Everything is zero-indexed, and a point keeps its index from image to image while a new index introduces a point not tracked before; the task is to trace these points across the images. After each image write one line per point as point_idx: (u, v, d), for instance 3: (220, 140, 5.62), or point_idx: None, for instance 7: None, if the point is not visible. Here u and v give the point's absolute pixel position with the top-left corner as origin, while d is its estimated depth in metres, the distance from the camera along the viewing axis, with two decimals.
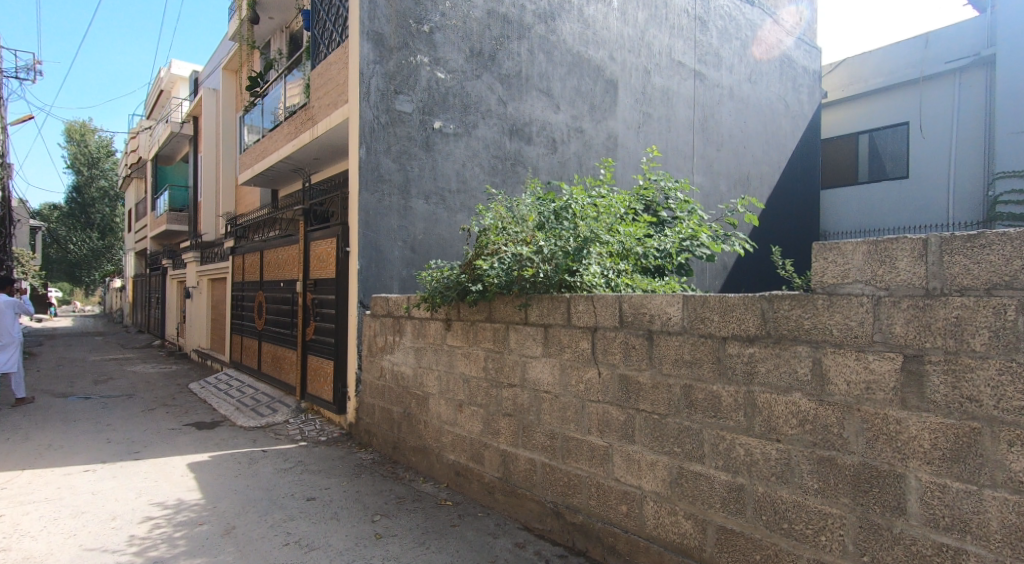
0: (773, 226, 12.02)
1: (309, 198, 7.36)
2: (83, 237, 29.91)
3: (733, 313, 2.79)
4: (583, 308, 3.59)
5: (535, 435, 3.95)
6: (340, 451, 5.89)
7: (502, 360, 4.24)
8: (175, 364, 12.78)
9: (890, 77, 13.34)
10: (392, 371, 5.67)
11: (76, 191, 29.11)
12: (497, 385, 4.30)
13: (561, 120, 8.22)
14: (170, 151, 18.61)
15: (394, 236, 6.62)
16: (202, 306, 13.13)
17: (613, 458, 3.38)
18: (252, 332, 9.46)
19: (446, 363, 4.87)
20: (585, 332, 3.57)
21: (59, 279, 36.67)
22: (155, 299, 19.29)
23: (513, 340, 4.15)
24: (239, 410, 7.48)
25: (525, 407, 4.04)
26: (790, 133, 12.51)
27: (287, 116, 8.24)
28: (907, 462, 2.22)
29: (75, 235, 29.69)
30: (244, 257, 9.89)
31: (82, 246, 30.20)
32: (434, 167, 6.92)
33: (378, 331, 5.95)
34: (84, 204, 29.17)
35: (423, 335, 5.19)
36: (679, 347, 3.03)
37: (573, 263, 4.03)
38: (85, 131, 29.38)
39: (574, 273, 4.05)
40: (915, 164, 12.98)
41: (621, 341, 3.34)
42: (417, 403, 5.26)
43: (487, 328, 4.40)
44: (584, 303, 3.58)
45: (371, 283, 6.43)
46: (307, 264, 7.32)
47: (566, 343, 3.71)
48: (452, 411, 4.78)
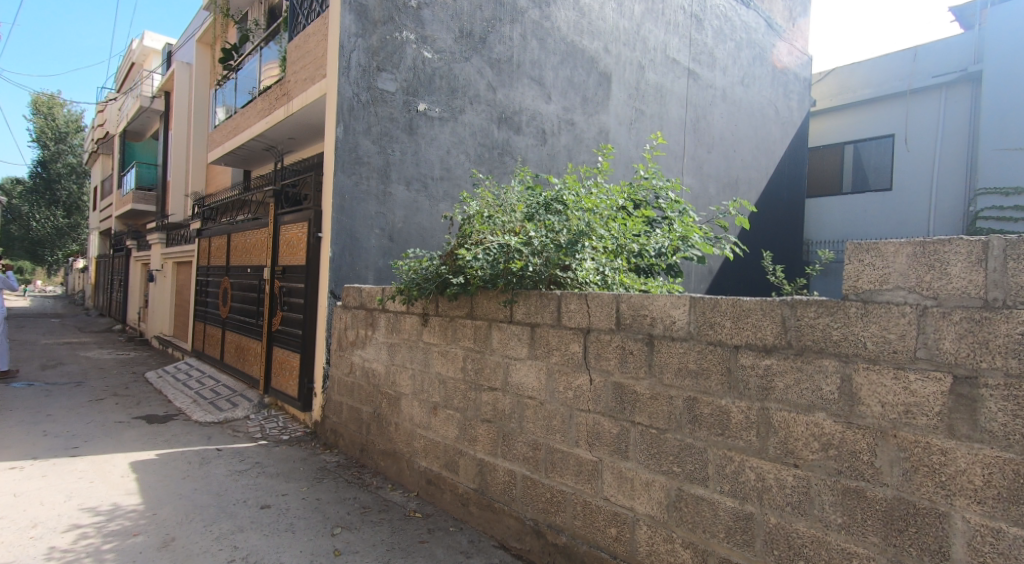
0: (759, 235, 11.83)
1: (280, 180, 6.93)
2: (46, 214, 28.79)
3: (749, 319, 2.46)
4: (575, 306, 3.25)
5: (516, 445, 3.62)
6: (302, 452, 5.50)
7: (483, 361, 3.90)
8: (134, 351, 12.22)
9: (878, 89, 13.25)
10: (363, 367, 5.29)
11: (41, 166, 27.95)
12: (476, 388, 3.96)
13: (552, 110, 7.90)
14: (139, 125, 17.91)
15: (371, 223, 6.22)
16: (165, 290, 12.69)
17: (603, 475, 3.05)
18: (215, 320, 8.99)
19: (421, 361, 4.51)
20: (577, 334, 3.23)
21: (19, 258, 35.44)
22: (117, 281, 18.56)
23: (496, 339, 3.80)
24: (196, 403, 7.05)
25: (506, 413, 3.71)
26: (779, 139, 12.35)
27: (261, 93, 7.78)
28: (952, 500, 1.93)
29: (38, 212, 28.52)
30: (210, 240, 9.40)
31: (45, 224, 29.13)
32: (416, 152, 6.53)
33: (349, 324, 5.55)
34: (49, 180, 28.07)
35: (398, 330, 4.83)
36: (683, 355, 2.70)
37: (565, 258, 3.68)
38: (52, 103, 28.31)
39: (566, 269, 3.71)
40: (899, 177, 12.91)
41: (617, 346, 3.01)
42: (389, 403, 4.89)
43: (468, 325, 4.04)
44: (577, 302, 3.24)
45: (343, 273, 6.04)
46: (276, 250, 6.88)
47: (554, 345, 3.37)
48: (426, 413, 4.43)
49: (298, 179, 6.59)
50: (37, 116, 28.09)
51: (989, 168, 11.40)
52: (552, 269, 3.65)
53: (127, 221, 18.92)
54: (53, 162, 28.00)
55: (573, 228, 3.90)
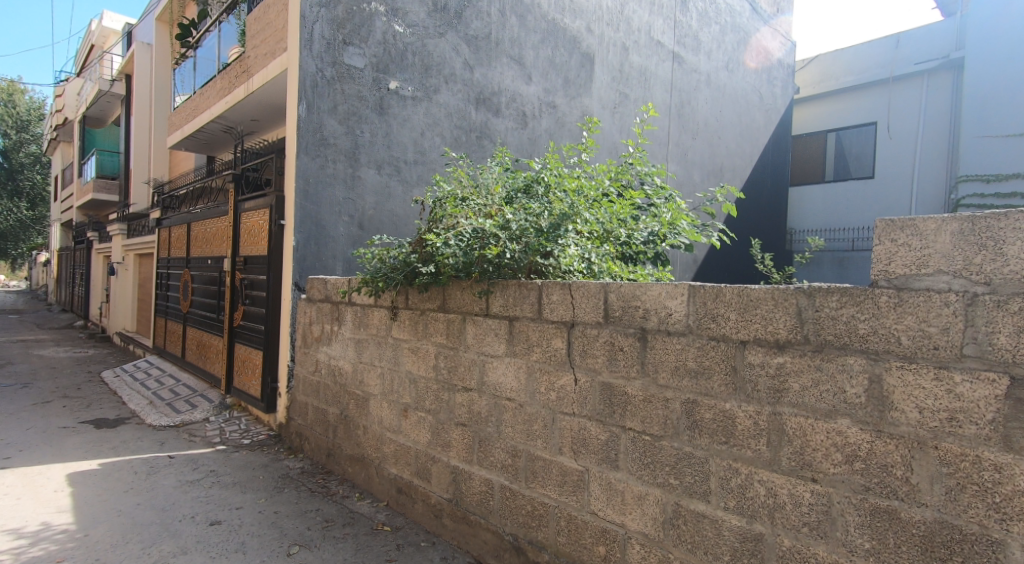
0: (744, 223, 11.65)
1: (241, 165, 6.50)
2: (10, 207, 27.45)
3: (758, 311, 2.12)
4: (558, 296, 2.90)
5: (492, 451, 3.28)
6: (264, 458, 5.12)
7: (456, 359, 3.54)
8: (94, 349, 11.72)
9: (860, 76, 13.06)
10: (328, 365, 4.92)
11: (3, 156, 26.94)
12: (449, 388, 3.61)
13: (533, 92, 7.53)
14: (101, 110, 17.16)
15: (338, 210, 5.81)
16: (128, 284, 12.19)
17: (590, 486, 2.72)
18: (176, 316, 8.57)
19: (390, 359, 4.15)
20: (560, 329, 2.88)
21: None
22: (80, 274, 17.93)
23: (470, 335, 3.44)
24: (152, 406, 6.73)
25: (481, 416, 3.37)
26: (763, 126, 12.11)
27: (222, 72, 7.31)
28: (1008, 525, 1.61)
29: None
30: (171, 231, 8.93)
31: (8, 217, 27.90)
32: (388, 133, 6.12)
33: (314, 319, 5.15)
34: (13, 170, 26.95)
35: (365, 324, 4.45)
36: (681, 352, 2.36)
37: (547, 243, 3.32)
38: (14, 90, 27.37)
39: (548, 255, 3.35)
40: (882, 165, 12.73)
41: (605, 341, 2.67)
42: (356, 404, 4.53)
43: (440, 318, 3.68)
44: (559, 292, 2.89)
45: (308, 264, 5.64)
46: (237, 239, 6.44)
47: (535, 341, 3.02)
48: (396, 416, 4.08)
49: (259, 163, 6.16)
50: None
51: (970, 155, 11.24)
52: (532, 255, 3.29)
53: (89, 211, 18.16)
54: (15, 151, 26.95)
55: (555, 211, 3.54)
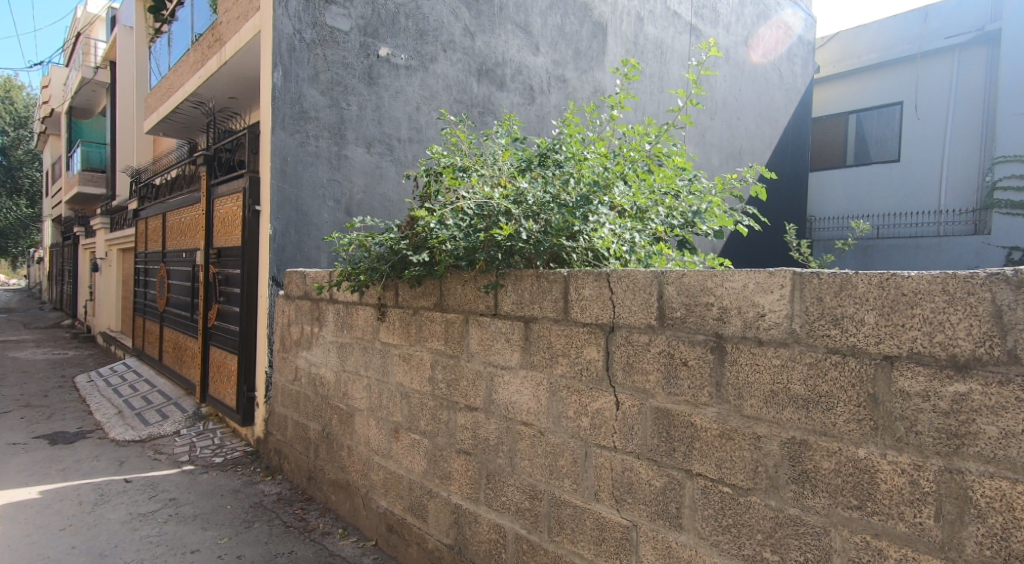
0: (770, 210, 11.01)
1: (213, 145, 5.75)
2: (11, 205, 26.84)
3: (918, 310, 1.38)
4: (593, 291, 2.15)
5: (504, 491, 2.56)
6: (235, 481, 4.40)
7: (458, 370, 2.81)
8: (76, 351, 11.05)
9: (885, 53, 12.07)
10: (309, 373, 4.20)
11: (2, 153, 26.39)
12: (449, 407, 2.88)
13: (540, 64, 6.77)
14: (85, 99, 16.45)
15: (323, 194, 5.07)
16: (111, 280, 11.49)
17: (639, 549, 1.98)
18: (153, 314, 7.86)
19: (378, 369, 3.42)
20: (594, 334, 2.14)
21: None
22: (69, 272, 17.25)
23: (475, 340, 2.71)
24: (119, 417, 6.03)
25: (490, 444, 2.64)
26: (783, 107, 11.28)
27: (195, 44, 6.56)
28: None
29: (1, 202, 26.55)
30: (147, 222, 8.20)
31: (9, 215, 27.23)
32: (378, 107, 5.36)
33: (293, 319, 4.43)
34: (12, 168, 26.37)
35: (348, 325, 3.72)
36: (782, 371, 1.59)
37: (574, 222, 2.56)
38: (11, 86, 26.84)
39: (576, 237, 2.60)
40: (908, 146, 11.81)
41: (660, 354, 1.91)
42: (340, 421, 3.81)
43: (437, 318, 2.95)
44: (593, 285, 2.15)
45: (287, 255, 4.91)
46: (210, 229, 5.72)
47: (560, 350, 2.28)
48: (386, 437, 3.36)
49: (232, 141, 5.41)
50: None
51: (1007, 135, 10.37)
52: (556, 236, 2.54)
53: (76, 206, 17.46)
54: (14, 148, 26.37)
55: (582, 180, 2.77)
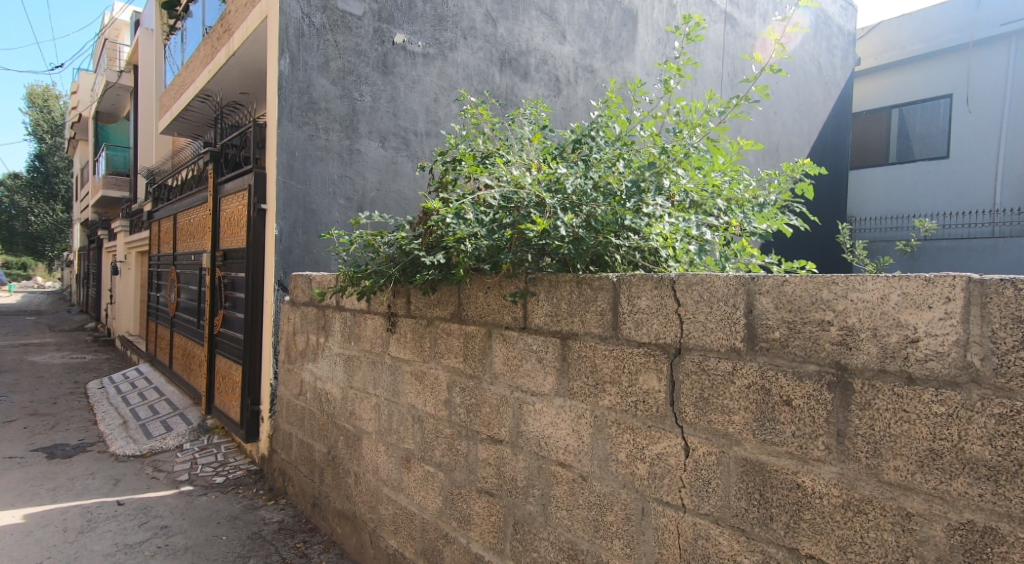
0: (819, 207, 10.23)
1: (220, 141, 5.37)
2: (46, 210, 27.34)
3: None
4: (653, 303, 1.66)
5: (533, 545, 2.09)
6: (235, 506, 3.99)
7: (480, 393, 2.35)
8: (94, 355, 10.86)
9: (931, 44, 10.61)
10: (314, 388, 3.77)
11: (38, 160, 26.81)
12: (468, 437, 2.42)
13: (567, 53, 6.26)
14: (110, 104, 16.42)
15: (333, 191, 4.65)
16: (130, 283, 11.28)
17: None
18: (165, 319, 7.56)
19: (387, 387, 2.98)
20: (652, 358, 1.66)
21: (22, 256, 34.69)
22: (93, 276, 17.23)
23: (500, 359, 2.24)
24: (124, 428, 5.70)
25: (518, 486, 2.17)
26: (824, 102, 10.42)
27: (205, 37, 6.23)
28: None
29: (36, 207, 27.04)
30: (160, 224, 7.92)
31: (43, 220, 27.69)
32: (394, 98, 4.93)
33: (298, 328, 4.01)
34: (48, 174, 26.83)
35: (356, 336, 3.29)
36: (954, 425, 1.10)
37: (624, 214, 2.04)
38: (49, 95, 27.54)
39: (629, 234, 2.09)
40: (958, 140, 10.36)
41: (751, 391, 1.41)
42: (346, 443, 3.38)
43: (454, 331, 2.49)
44: (650, 297, 1.67)
45: (294, 258, 4.50)
46: (216, 230, 5.35)
47: (607, 376, 1.80)
48: (396, 467, 2.91)
49: (239, 135, 5.03)
50: (33, 110, 27.15)
51: None
52: (602, 232, 2.04)
53: (101, 210, 17.49)
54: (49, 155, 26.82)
55: (634, 164, 2.25)
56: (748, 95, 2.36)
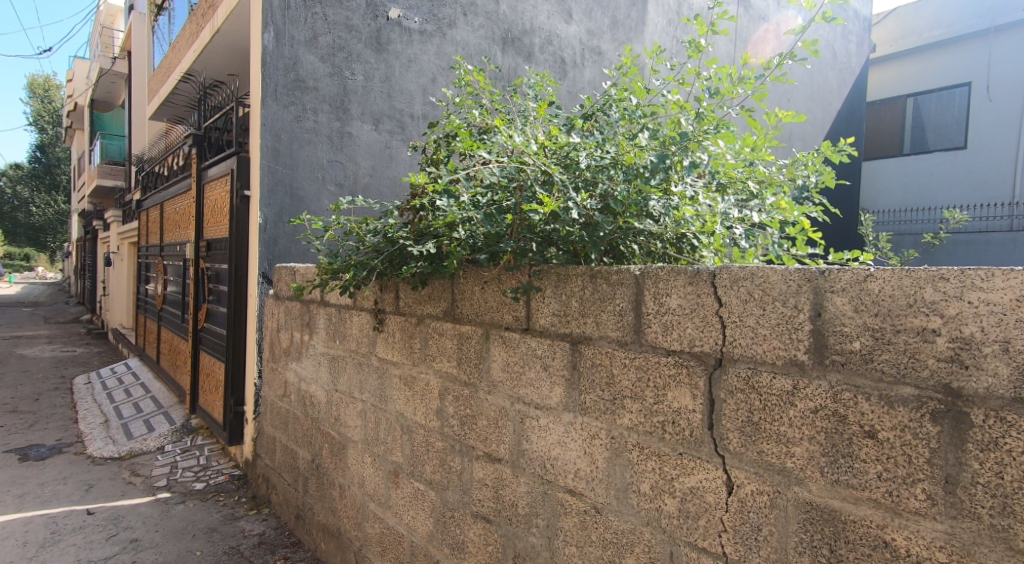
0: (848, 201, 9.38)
1: (204, 123, 5.04)
2: (47, 201, 27.11)
3: None
4: (690, 304, 1.35)
5: None
6: (213, 516, 3.69)
7: (477, 404, 2.03)
8: (85, 349, 10.58)
9: (949, 30, 10.00)
10: (298, 389, 3.47)
11: (39, 150, 26.51)
12: (463, 453, 2.10)
13: (573, 33, 5.87)
14: (106, 92, 16.07)
15: (322, 177, 4.32)
16: (122, 274, 10.96)
17: None
18: (152, 312, 7.26)
19: (374, 392, 2.67)
20: (683, 373, 1.35)
21: (24, 247, 34.58)
22: (90, 268, 16.94)
23: (498, 365, 1.93)
24: (105, 427, 5.41)
25: (519, 514, 1.86)
26: (838, 88, 9.94)
27: (191, 15, 5.88)
28: None
29: (38, 199, 26.83)
30: (148, 213, 7.61)
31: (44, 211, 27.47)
32: (388, 77, 4.57)
33: (282, 324, 3.70)
34: (50, 165, 26.62)
35: (341, 334, 2.98)
36: None
37: (647, 195, 1.72)
38: (50, 86, 27.30)
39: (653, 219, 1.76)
40: (977, 131, 9.82)
41: (824, 418, 1.09)
42: (331, 452, 3.07)
43: (447, 332, 2.17)
44: (681, 296, 1.37)
45: (280, 249, 4.19)
46: (200, 218, 5.04)
47: (627, 391, 1.50)
48: (383, 481, 2.60)
49: (223, 116, 4.70)
50: (34, 101, 26.90)
51: None
52: (621, 217, 1.72)
53: (97, 201, 17.19)
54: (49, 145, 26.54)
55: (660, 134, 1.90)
56: (794, 55, 1.99)
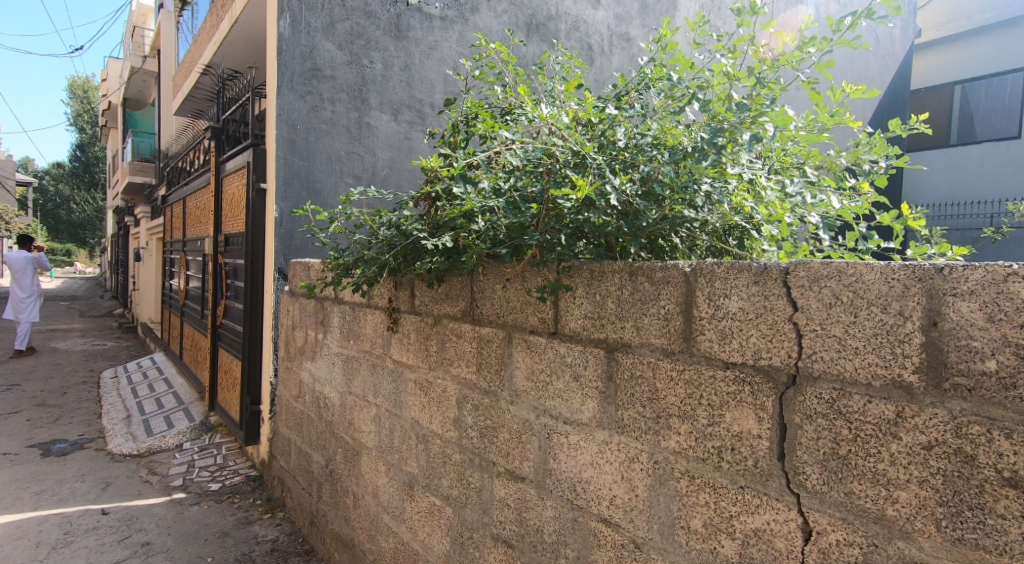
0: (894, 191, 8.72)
1: (222, 116, 4.90)
2: (86, 198, 27.75)
3: None
4: (755, 311, 1.11)
5: None
6: (227, 519, 3.54)
7: (498, 415, 1.81)
8: (114, 343, 10.65)
9: (1002, 11, 9.36)
10: (313, 390, 3.29)
11: (79, 149, 27.12)
12: (483, 469, 1.89)
13: (601, 19, 5.52)
14: (138, 90, 16.24)
15: (340, 169, 4.13)
16: (151, 269, 11.00)
17: None
18: (176, 307, 7.20)
19: (389, 397, 2.47)
20: (745, 393, 1.13)
21: (64, 243, 35.53)
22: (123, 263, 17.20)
23: (522, 373, 1.71)
24: (125, 423, 5.34)
25: (545, 541, 1.63)
26: (880, 74, 9.39)
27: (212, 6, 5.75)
28: None
29: (77, 196, 27.47)
30: (173, 208, 7.55)
31: (83, 208, 28.12)
32: (408, 66, 4.33)
33: (297, 321, 3.54)
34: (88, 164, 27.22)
35: (355, 334, 2.79)
36: None
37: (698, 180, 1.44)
38: (88, 87, 27.92)
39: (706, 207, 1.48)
40: None
41: (941, 458, 0.86)
42: (345, 457, 2.89)
43: (466, 335, 1.96)
44: (740, 299, 1.14)
45: (296, 244, 4.02)
46: (219, 212, 4.91)
47: (675, 410, 1.27)
48: (398, 492, 2.40)
49: (240, 107, 4.54)
50: (73, 101, 27.51)
51: None
52: (666, 205, 1.45)
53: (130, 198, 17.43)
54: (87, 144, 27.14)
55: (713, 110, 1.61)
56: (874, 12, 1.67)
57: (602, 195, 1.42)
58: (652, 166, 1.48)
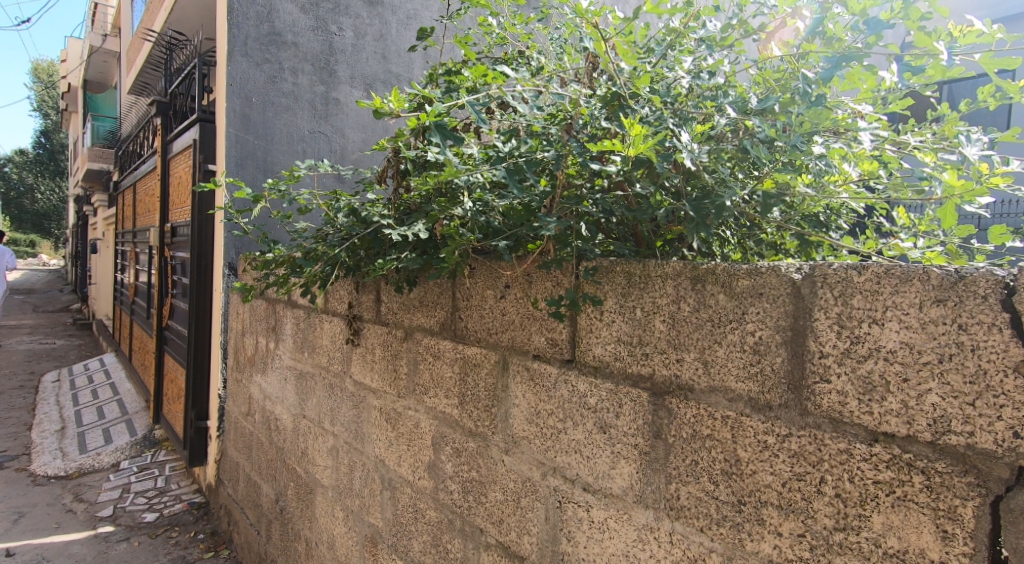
0: None
1: (169, 89, 4.32)
2: (49, 187, 26.57)
3: None
4: (936, 351, 0.68)
5: None
6: (161, 559, 3.02)
7: (489, 469, 1.34)
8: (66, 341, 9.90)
9: None
10: (264, 409, 2.79)
11: (41, 135, 25.88)
12: (467, 538, 1.41)
13: None
14: (99, 72, 15.32)
15: (302, 150, 3.60)
16: (107, 262, 10.28)
17: None
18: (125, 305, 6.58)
19: (349, 427, 1.98)
20: (914, 489, 0.69)
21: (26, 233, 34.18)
22: (82, 256, 16.29)
23: (523, 415, 1.24)
24: (58, 436, 4.74)
25: None
26: None
27: None
28: None
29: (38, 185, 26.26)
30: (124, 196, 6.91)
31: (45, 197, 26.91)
32: (383, 36, 3.82)
33: (247, 326, 3.02)
34: (52, 151, 26.01)
35: (310, 346, 2.29)
36: None
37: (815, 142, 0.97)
38: (52, 70, 26.73)
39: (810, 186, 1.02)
40: None
41: None
42: (297, 494, 2.39)
43: (446, 358, 1.48)
44: (902, 329, 0.70)
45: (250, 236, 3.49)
46: (164, 198, 4.35)
47: (773, 495, 0.81)
48: (359, 548, 1.92)
49: (188, 80, 4.00)
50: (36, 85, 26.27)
51: None
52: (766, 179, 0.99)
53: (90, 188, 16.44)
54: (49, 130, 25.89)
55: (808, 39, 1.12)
56: None
57: (667, 157, 0.96)
58: (730, 118, 1.03)
